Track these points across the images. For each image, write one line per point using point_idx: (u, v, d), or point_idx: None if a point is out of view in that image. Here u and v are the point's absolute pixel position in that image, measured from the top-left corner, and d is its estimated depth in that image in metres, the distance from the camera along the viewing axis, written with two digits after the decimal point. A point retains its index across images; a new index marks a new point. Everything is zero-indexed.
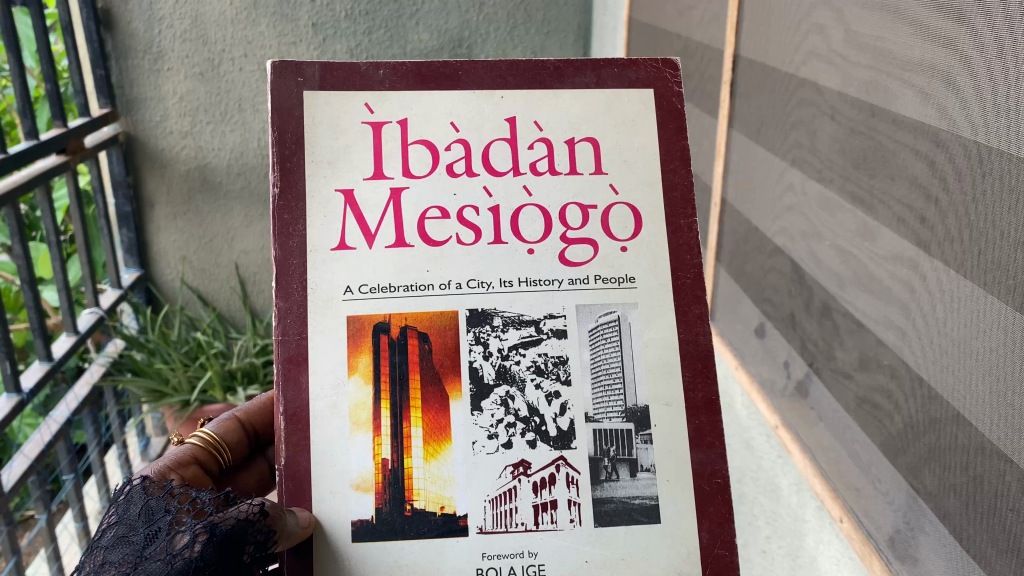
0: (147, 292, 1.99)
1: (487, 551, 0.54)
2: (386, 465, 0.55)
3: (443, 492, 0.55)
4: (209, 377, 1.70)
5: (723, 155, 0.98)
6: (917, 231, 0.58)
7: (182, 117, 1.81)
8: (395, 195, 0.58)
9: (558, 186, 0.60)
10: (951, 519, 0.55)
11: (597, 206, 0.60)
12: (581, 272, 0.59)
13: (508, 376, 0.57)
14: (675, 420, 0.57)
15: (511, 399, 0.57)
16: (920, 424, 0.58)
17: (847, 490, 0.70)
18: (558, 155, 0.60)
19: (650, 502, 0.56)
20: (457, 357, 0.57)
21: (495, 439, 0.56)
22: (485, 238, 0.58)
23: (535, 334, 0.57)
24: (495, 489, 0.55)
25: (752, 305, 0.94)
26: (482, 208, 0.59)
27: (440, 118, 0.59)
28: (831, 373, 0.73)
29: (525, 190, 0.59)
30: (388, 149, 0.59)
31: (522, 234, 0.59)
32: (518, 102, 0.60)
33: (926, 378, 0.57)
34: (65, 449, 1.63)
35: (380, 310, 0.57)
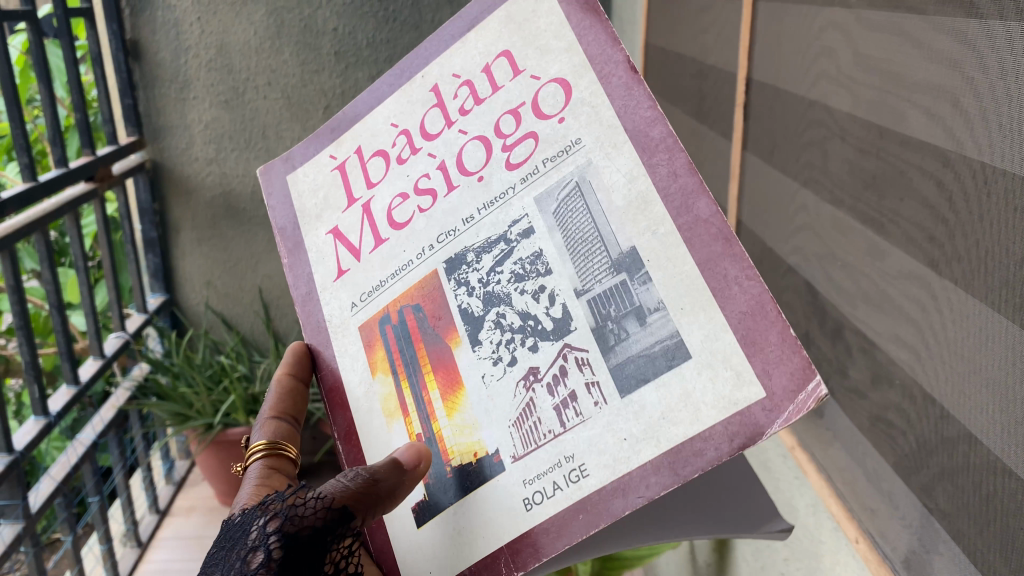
0: (172, 316, 2.03)
1: (527, 476, 0.59)
2: (421, 437, 0.65)
3: (473, 439, 0.62)
4: (232, 401, 1.75)
5: (738, 177, 0.99)
6: (927, 250, 0.58)
7: (208, 144, 1.87)
8: (367, 207, 0.70)
9: (485, 110, 0.65)
10: (963, 538, 0.55)
11: (524, 102, 0.63)
12: (528, 166, 0.62)
13: (494, 299, 0.63)
14: (668, 245, 0.56)
15: (503, 317, 0.62)
16: (931, 443, 0.58)
17: (863, 510, 0.70)
18: (478, 84, 0.66)
19: (672, 342, 0.55)
20: (447, 307, 0.64)
21: (499, 363, 0.61)
22: (440, 195, 0.66)
23: (507, 247, 0.62)
24: (514, 412, 0.60)
25: None
26: (432, 171, 0.67)
27: (384, 125, 0.70)
28: (846, 393, 0.73)
29: (460, 133, 0.66)
30: (354, 175, 0.72)
31: (467, 168, 0.65)
32: (435, 72, 0.69)
33: (938, 398, 0.57)
34: (91, 471, 1.65)
35: (379, 307, 0.67)
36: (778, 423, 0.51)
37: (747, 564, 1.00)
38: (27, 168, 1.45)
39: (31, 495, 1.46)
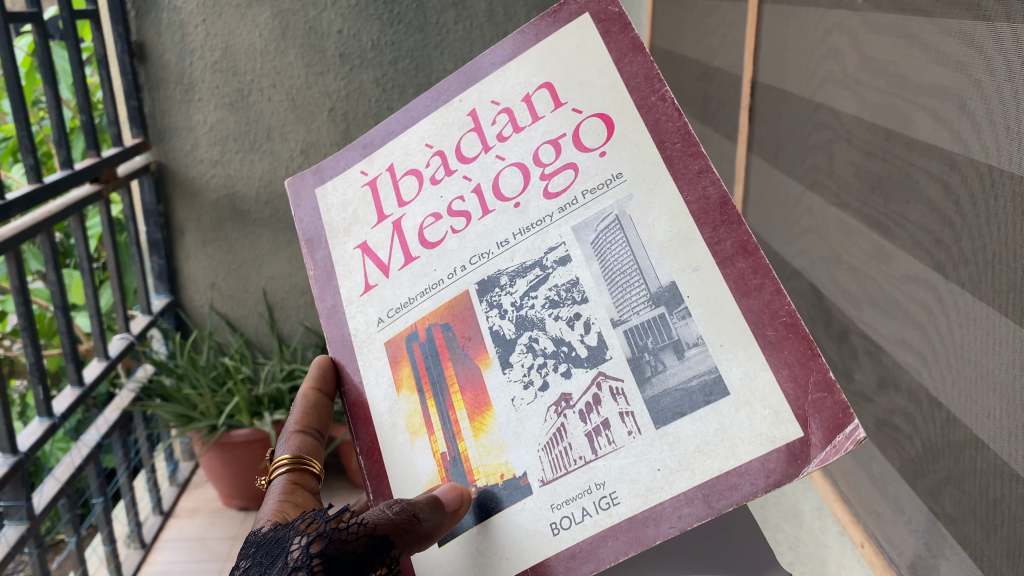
0: (176, 317, 2.03)
1: (554, 502, 0.55)
2: (445, 457, 0.60)
3: (500, 460, 0.58)
4: (237, 403, 1.76)
5: (743, 180, 0.99)
6: (934, 254, 0.58)
7: (212, 146, 1.88)
8: (398, 225, 0.66)
9: (524, 139, 0.62)
10: (971, 543, 0.54)
11: (565, 133, 0.60)
12: (567, 197, 0.59)
13: (528, 323, 0.59)
14: (707, 283, 0.53)
15: (536, 342, 0.58)
16: (938, 447, 0.58)
17: (868, 514, 0.70)
18: (518, 112, 0.63)
19: (711, 377, 0.52)
20: (477, 328, 0.60)
21: (530, 387, 0.58)
22: (475, 218, 0.62)
23: (542, 273, 0.59)
24: (544, 435, 0.56)
25: None
26: (467, 194, 0.63)
27: (418, 146, 0.67)
28: (852, 397, 0.72)
29: (498, 158, 0.63)
30: (386, 193, 0.68)
31: (504, 194, 0.62)
32: (474, 96, 0.65)
33: (944, 402, 0.57)
34: (95, 472, 1.66)
35: (409, 322, 0.63)
36: (816, 462, 0.48)
37: None
38: (33, 170, 1.45)
39: (35, 496, 1.46)
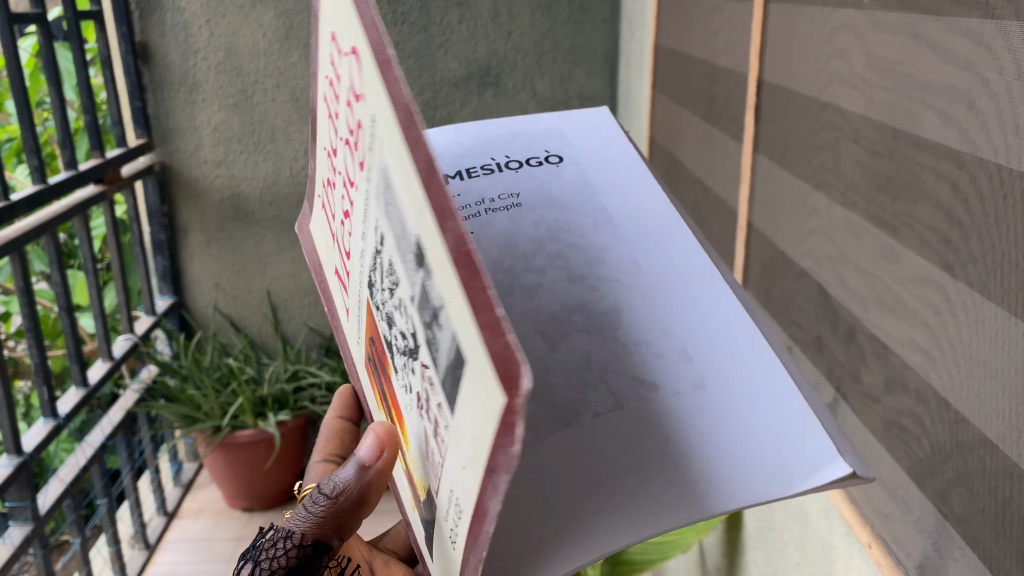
0: (181, 318, 2.03)
1: (445, 526, 0.43)
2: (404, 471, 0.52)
3: (421, 477, 0.47)
4: (241, 403, 1.77)
5: (749, 180, 0.98)
6: (942, 253, 0.57)
7: (216, 146, 1.88)
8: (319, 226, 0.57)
9: (318, 82, 0.46)
10: (980, 544, 0.54)
11: (325, 55, 0.43)
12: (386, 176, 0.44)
13: (375, 308, 0.45)
14: (415, 193, 0.32)
15: (382, 328, 0.43)
16: (946, 448, 0.58)
17: (876, 516, 0.69)
18: (312, 52, 0.47)
19: (456, 347, 0.33)
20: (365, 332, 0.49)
21: (400, 387, 0.44)
22: (335, 201, 0.50)
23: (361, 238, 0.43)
24: (423, 445, 0.44)
25: (779, 329, 0.92)
26: (329, 174, 0.51)
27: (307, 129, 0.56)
28: (859, 398, 0.72)
29: (322, 116, 0.48)
30: (308, 191, 0.59)
31: (332, 156, 0.47)
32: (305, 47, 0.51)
33: (953, 403, 0.57)
34: (99, 473, 1.66)
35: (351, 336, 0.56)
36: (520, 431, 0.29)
37: (757, 567, 1.00)
38: (38, 170, 1.45)
39: (40, 497, 1.46)
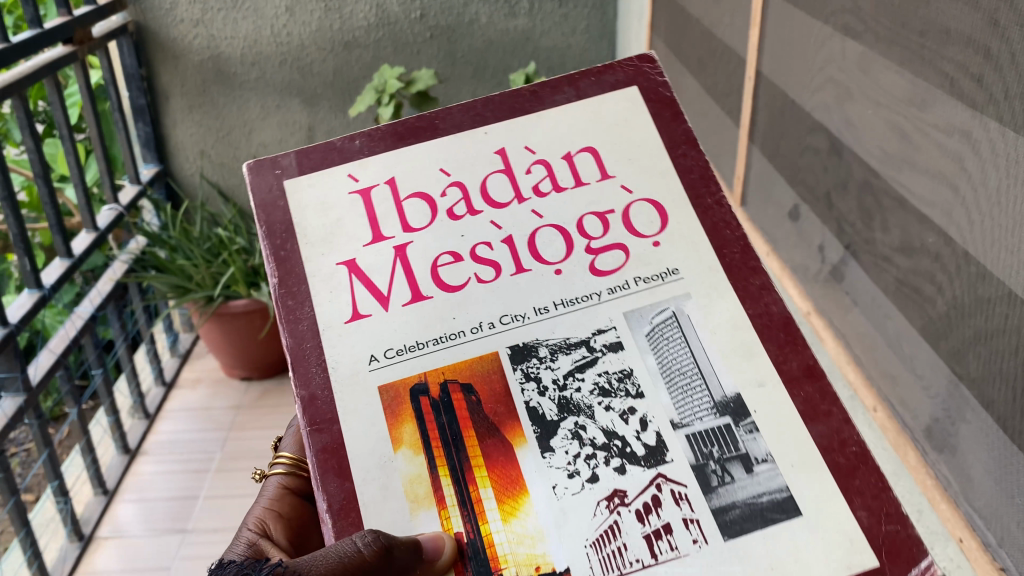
0: (167, 188, 1.99)
1: None
2: (461, 538, 0.48)
3: (534, 550, 0.47)
4: (232, 274, 1.74)
5: (758, 25, 0.91)
6: (972, 93, 0.51)
7: (192, 4, 1.77)
8: (400, 252, 0.55)
9: (565, 202, 0.56)
10: (994, 407, 0.50)
11: (613, 209, 0.55)
12: (617, 278, 0.53)
13: (571, 407, 0.50)
14: None
15: (582, 429, 0.50)
16: (965, 305, 0.53)
17: (882, 378, 0.66)
18: (557, 168, 0.57)
19: None
20: (510, 402, 0.51)
21: (576, 476, 0.48)
22: (506, 271, 0.54)
23: (587, 355, 0.51)
24: (592, 531, 0.47)
25: (786, 187, 0.86)
26: (495, 241, 0.54)
27: (611, 184, 0.56)
28: (870, 256, 0.67)
29: (534, 214, 0.55)
30: (550, 246, 0.54)
31: (543, 256, 0.54)
32: (506, 134, 0.57)
33: (975, 255, 0.52)
34: (91, 344, 1.64)
35: (414, 371, 0.51)
36: None
37: None
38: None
39: (31, 368, 1.45)
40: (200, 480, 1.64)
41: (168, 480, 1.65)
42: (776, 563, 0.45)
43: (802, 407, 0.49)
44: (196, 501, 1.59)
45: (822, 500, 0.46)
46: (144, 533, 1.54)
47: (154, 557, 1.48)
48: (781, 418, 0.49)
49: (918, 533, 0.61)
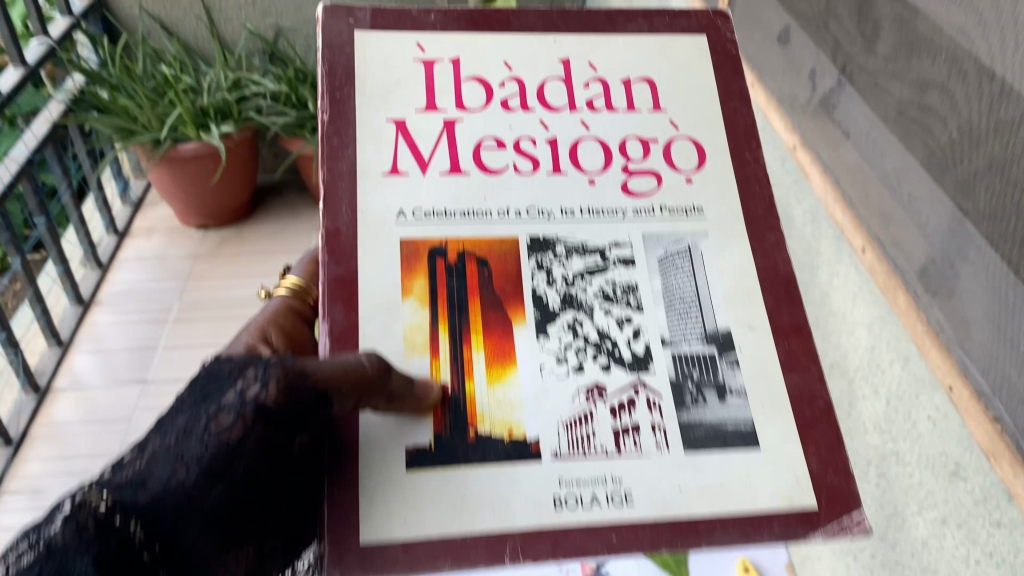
0: (104, 21, 1.83)
1: (563, 478, 0.51)
2: (446, 391, 0.53)
3: (511, 416, 0.52)
4: (179, 115, 1.62)
5: None
6: None
7: None
8: (449, 126, 0.60)
9: (614, 122, 0.62)
10: (1003, 242, 0.45)
11: (656, 139, 0.62)
12: (646, 202, 0.60)
13: (574, 302, 0.56)
14: None
15: (579, 324, 0.55)
16: (981, 130, 0.47)
17: (872, 216, 0.60)
18: (613, 91, 0.63)
19: None
20: (517, 283, 0.56)
21: (564, 362, 0.54)
22: (543, 168, 0.60)
23: (600, 263, 0.57)
24: (569, 413, 0.53)
25: (776, 7, 0.78)
26: (539, 140, 0.61)
27: (657, 121, 0.63)
28: (869, 80, 0.60)
29: (583, 125, 0.62)
30: (585, 154, 0.61)
31: (582, 164, 0.60)
32: (572, 45, 0.64)
33: (999, 72, 0.45)
34: (31, 191, 1.55)
35: (434, 235, 0.56)
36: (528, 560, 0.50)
37: None
38: None
39: None
40: (158, 331, 1.61)
41: (125, 331, 1.62)
42: (722, 480, 0.52)
43: (782, 356, 0.56)
44: (155, 352, 1.57)
45: (789, 440, 0.54)
46: (103, 386, 1.51)
47: (114, 408, 1.46)
48: (760, 367, 0.55)
49: (902, 382, 0.56)
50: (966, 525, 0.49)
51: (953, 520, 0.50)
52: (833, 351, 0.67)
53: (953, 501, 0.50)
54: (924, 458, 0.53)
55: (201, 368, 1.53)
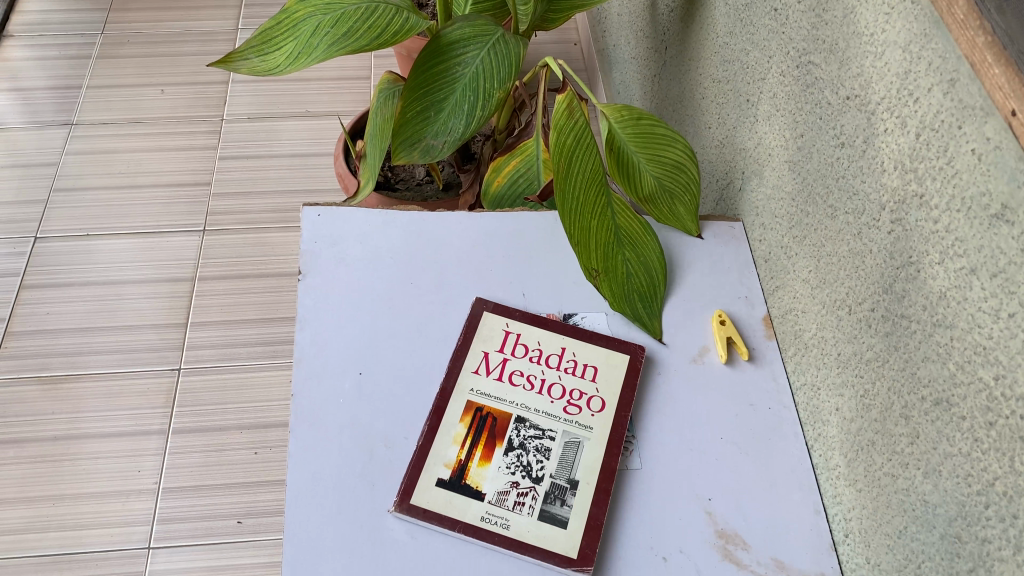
0: None
1: (487, 513, 0.59)
2: (458, 459, 0.61)
3: (471, 474, 0.60)
4: None
5: None
6: None
7: None
8: (485, 353, 0.67)
9: (593, 376, 0.67)
10: None
11: (612, 385, 0.66)
12: (582, 421, 0.64)
13: (524, 448, 0.62)
14: None
15: (525, 455, 0.62)
16: None
17: None
18: (580, 370, 0.67)
19: None
20: (504, 432, 0.63)
21: (514, 462, 0.61)
22: (525, 393, 0.65)
23: (543, 437, 0.63)
24: (502, 485, 0.60)
25: None
26: (526, 370, 0.67)
27: (609, 369, 0.67)
28: None
29: (560, 372, 0.67)
30: (562, 387, 0.66)
31: (547, 395, 0.65)
32: (574, 345, 0.69)
33: None
34: None
35: (472, 400, 0.64)
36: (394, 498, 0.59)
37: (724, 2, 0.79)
38: None
39: None
40: (81, 69, 1.48)
41: (44, 67, 1.47)
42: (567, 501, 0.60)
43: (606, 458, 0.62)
44: (79, 92, 1.44)
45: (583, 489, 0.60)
46: (24, 125, 1.38)
47: (39, 152, 1.34)
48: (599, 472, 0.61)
49: (942, 110, 0.46)
50: (1002, 274, 0.42)
51: (985, 269, 0.43)
52: (851, 80, 0.56)
53: (987, 246, 0.43)
54: (957, 200, 0.45)
55: (134, 109, 1.42)
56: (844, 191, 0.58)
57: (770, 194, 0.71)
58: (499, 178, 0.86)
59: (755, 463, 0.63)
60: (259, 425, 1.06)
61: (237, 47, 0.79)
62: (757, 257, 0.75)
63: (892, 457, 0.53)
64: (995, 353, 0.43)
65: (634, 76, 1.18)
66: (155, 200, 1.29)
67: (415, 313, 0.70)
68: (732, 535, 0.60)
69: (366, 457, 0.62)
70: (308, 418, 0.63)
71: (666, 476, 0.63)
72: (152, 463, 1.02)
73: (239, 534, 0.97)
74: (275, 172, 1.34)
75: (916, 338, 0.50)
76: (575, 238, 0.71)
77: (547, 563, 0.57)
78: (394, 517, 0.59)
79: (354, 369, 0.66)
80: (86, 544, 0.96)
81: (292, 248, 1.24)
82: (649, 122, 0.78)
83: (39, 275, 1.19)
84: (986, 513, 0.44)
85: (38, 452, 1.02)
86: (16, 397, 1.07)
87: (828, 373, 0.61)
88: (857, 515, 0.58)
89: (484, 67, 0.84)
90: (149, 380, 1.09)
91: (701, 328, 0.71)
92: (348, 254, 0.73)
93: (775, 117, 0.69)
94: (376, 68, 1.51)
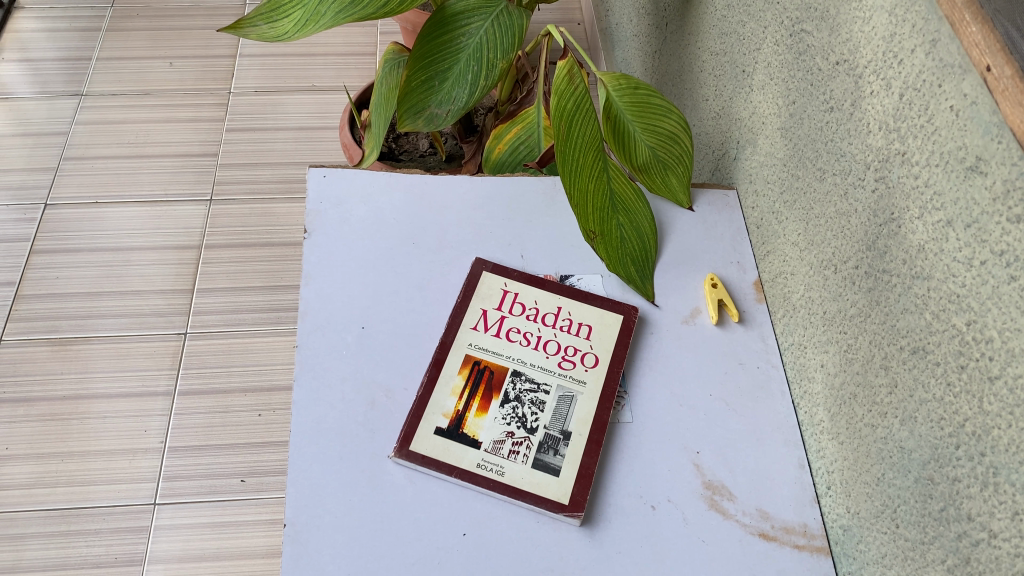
0: None
1: (483, 460, 0.61)
2: (457, 410, 0.63)
3: (468, 424, 0.63)
4: None
5: None
6: None
7: None
8: (484, 310, 0.69)
9: (587, 334, 0.69)
10: None
11: (605, 344, 0.68)
12: (576, 375, 0.66)
13: (519, 400, 0.64)
14: None
15: (519, 407, 0.64)
16: None
17: None
18: (575, 328, 0.69)
19: None
20: (499, 385, 0.65)
21: (508, 413, 0.63)
22: (522, 347, 0.67)
23: (537, 390, 0.65)
24: (498, 435, 0.62)
25: None
26: (523, 327, 0.69)
27: (604, 328, 0.69)
28: None
29: (555, 330, 0.69)
30: (557, 343, 0.68)
31: (544, 350, 0.67)
32: (570, 305, 0.71)
33: None
34: None
35: (470, 354, 0.66)
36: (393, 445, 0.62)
37: None
38: None
39: None
40: (91, 41, 1.50)
41: (54, 38, 1.49)
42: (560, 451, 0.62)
43: (597, 411, 0.64)
44: (89, 63, 1.46)
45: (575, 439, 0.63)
46: (35, 95, 1.40)
47: (49, 121, 1.36)
48: (591, 424, 0.64)
49: (924, 69, 0.48)
50: (976, 224, 0.44)
51: (960, 220, 0.45)
52: (841, 45, 0.58)
53: (963, 198, 0.45)
54: (936, 155, 0.47)
55: (142, 81, 1.44)
56: (832, 153, 0.60)
57: (763, 161, 0.73)
58: (500, 145, 0.88)
59: (741, 418, 0.66)
60: (264, 388, 1.09)
61: (247, 14, 0.82)
62: (750, 224, 0.77)
63: (872, 408, 0.55)
64: (968, 300, 0.45)
65: (635, 52, 1.19)
66: (163, 169, 1.31)
67: (416, 273, 0.72)
68: (719, 487, 0.62)
69: (367, 406, 0.64)
70: (312, 369, 0.65)
71: (656, 429, 0.65)
72: (158, 422, 1.05)
73: (243, 492, 1.00)
74: (281, 144, 1.36)
75: (896, 291, 0.52)
76: (575, 200, 0.73)
77: (539, 508, 0.59)
78: (393, 462, 0.61)
79: (357, 323, 0.68)
80: (94, 499, 0.99)
81: (298, 218, 1.27)
82: (646, 92, 0.80)
83: (48, 241, 1.22)
84: (956, 453, 0.46)
85: (47, 411, 1.05)
86: (26, 358, 1.10)
87: (814, 332, 0.64)
88: (839, 467, 0.60)
89: (487, 39, 0.86)
90: (156, 342, 1.12)
91: (694, 290, 0.73)
92: (352, 214, 0.75)
93: (770, 85, 0.71)
94: (382, 44, 1.53)
